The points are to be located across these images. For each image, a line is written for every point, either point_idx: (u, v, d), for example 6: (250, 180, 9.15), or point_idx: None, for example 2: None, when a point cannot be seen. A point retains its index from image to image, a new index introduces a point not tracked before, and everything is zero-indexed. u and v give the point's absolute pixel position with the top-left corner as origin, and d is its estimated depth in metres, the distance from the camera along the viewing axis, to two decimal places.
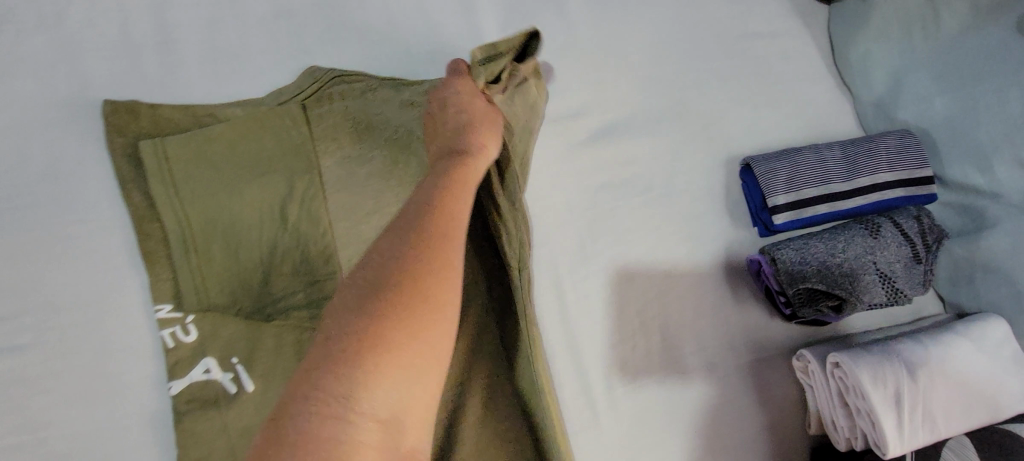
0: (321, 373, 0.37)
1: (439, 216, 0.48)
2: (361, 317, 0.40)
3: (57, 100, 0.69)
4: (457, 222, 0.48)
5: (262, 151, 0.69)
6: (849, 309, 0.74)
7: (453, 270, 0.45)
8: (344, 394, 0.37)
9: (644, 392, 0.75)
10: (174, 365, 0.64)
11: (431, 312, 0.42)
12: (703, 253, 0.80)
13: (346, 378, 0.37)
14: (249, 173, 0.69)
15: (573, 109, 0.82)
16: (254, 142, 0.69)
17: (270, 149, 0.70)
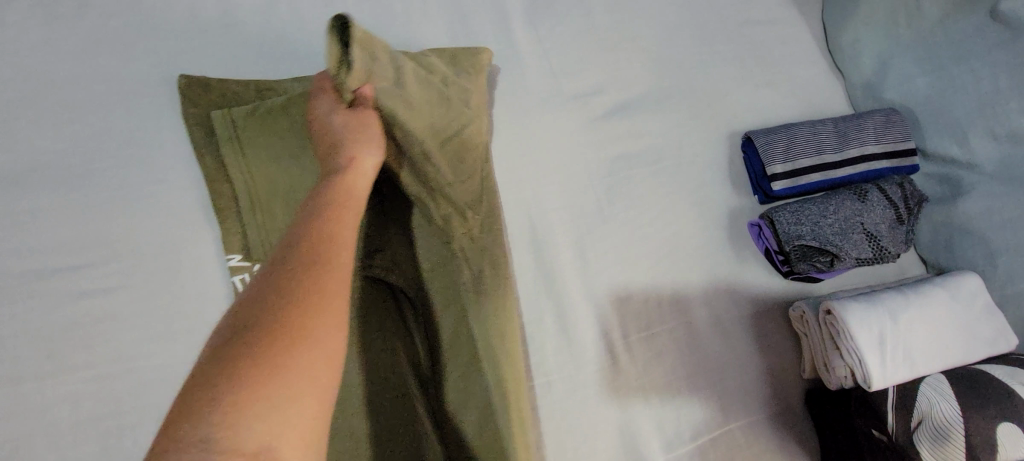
0: (181, 425, 0.34)
1: (299, 291, 0.42)
2: (204, 438, 0.34)
3: (137, 75, 0.77)
4: (328, 289, 0.43)
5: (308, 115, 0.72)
6: (839, 264, 0.83)
7: (316, 354, 0.40)
8: (204, 438, 0.34)
9: (658, 340, 0.83)
10: None
11: (293, 410, 0.37)
12: (709, 217, 0.89)
13: (206, 423, 0.34)
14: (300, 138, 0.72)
15: (591, 87, 0.91)
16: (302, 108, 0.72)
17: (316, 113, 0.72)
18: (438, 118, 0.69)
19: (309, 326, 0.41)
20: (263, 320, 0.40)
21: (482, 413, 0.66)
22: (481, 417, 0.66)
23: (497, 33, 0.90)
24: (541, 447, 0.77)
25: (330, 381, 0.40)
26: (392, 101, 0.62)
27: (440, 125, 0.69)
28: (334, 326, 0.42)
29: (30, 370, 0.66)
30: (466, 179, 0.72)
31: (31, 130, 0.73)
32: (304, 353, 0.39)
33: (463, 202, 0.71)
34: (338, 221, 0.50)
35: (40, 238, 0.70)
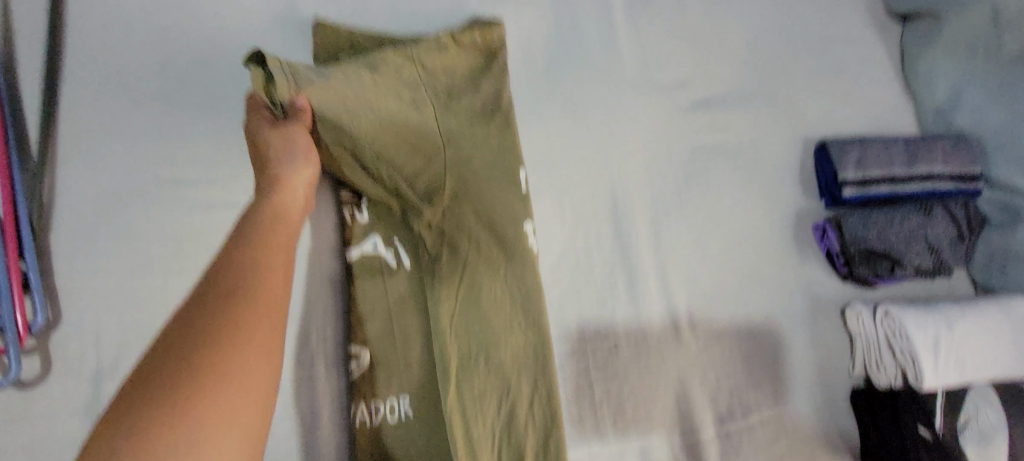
0: (120, 441, 0.41)
1: (227, 320, 0.47)
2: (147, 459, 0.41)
3: (276, 14, 0.84)
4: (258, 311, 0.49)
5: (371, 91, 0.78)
6: (900, 271, 0.88)
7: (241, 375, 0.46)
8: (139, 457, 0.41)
9: (717, 321, 0.88)
10: (352, 236, 0.81)
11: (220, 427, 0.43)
12: (777, 214, 0.94)
13: (139, 445, 0.41)
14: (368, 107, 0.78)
15: (679, 80, 0.97)
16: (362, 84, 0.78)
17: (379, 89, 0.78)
18: (397, 116, 0.75)
19: (231, 353, 0.46)
20: (191, 350, 0.45)
21: (472, 390, 0.75)
22: (461, 397, 0.74)
23: (598, 18, 0.96)
24: (602, 403, 0.82)
25: (263, 397, 0.47)
26: (333, 108, 0.71)
27: (398, 123, 0.75)
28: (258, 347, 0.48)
29: (160, 267, 0.73)
30: (427, 168, 0.78)
31: (178, 54, 0.80)
32: (225, 377, 0.45)
33: (421, 189, 0.78)
34: (270, 249, 0.54)
35: (177, 150, 0.77)
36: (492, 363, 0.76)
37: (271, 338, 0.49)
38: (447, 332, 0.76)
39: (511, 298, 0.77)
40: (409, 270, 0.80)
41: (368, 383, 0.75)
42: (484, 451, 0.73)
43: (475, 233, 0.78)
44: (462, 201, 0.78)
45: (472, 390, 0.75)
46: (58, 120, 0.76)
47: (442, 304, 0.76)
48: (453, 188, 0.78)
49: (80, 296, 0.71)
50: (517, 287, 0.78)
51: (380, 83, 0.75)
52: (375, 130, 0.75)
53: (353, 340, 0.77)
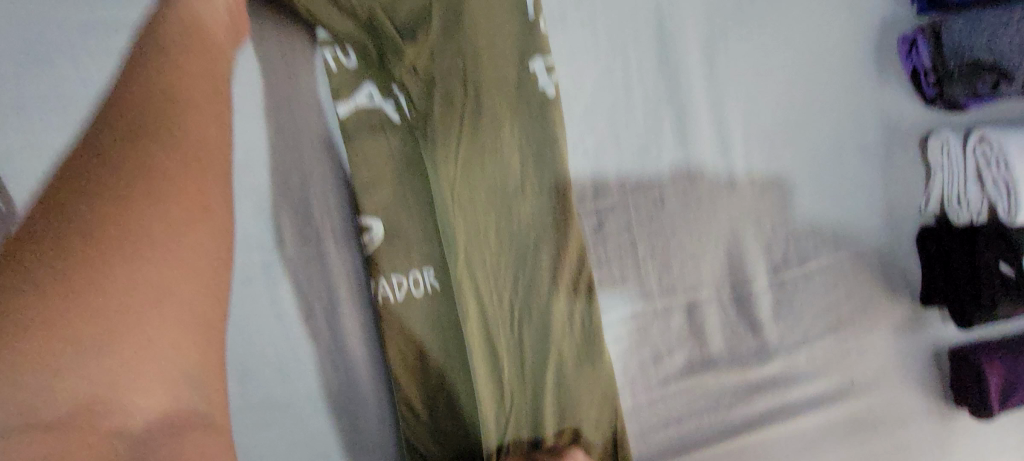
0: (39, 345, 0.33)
1: (156, 176, 0.38)
2: (89, 350, 0.34)
3: None
4: (207, 218, 0.40)
5: None
6: (1008, 86, 0.71)
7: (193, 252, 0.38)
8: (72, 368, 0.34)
9: (780, 161, 0.76)
10: (338, 87, 0.64)
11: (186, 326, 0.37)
12: (858, 30, 0.77)
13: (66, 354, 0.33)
14: None
15: None
16: None
17: None
18: None
19: (188, 251, 0.38)
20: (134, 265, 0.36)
21: (484, 265, 0.66)
22: (479, 274, 0.65)
23: None
24: (646, 261, 0.74)
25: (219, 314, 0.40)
26: None
27: None
28: (206, 215, 0.40)
29: None
30: None
31: None
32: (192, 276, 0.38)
33: (413, 22, 0.62)
34: (191, 104, 0.42)
35: None
36: (512, 233, 0.67)
37: (219, 208, 0.41)
38: (462, 202, 0.65)
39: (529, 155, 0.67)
40: (413, 125, 0.65)
41: (387, 258, 0.65)
42: (502, 333, 0.66)
43: (483, 81, 0.64)
44: (453, 39, 0.63)
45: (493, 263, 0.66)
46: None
47: (449, 169, 0.64)
48: (463, 21, 0.63)
49: (33, 180, 0.59)
50: (529, 139, 0.67)
51: None
52: None
53: (362, 211, 0.65)
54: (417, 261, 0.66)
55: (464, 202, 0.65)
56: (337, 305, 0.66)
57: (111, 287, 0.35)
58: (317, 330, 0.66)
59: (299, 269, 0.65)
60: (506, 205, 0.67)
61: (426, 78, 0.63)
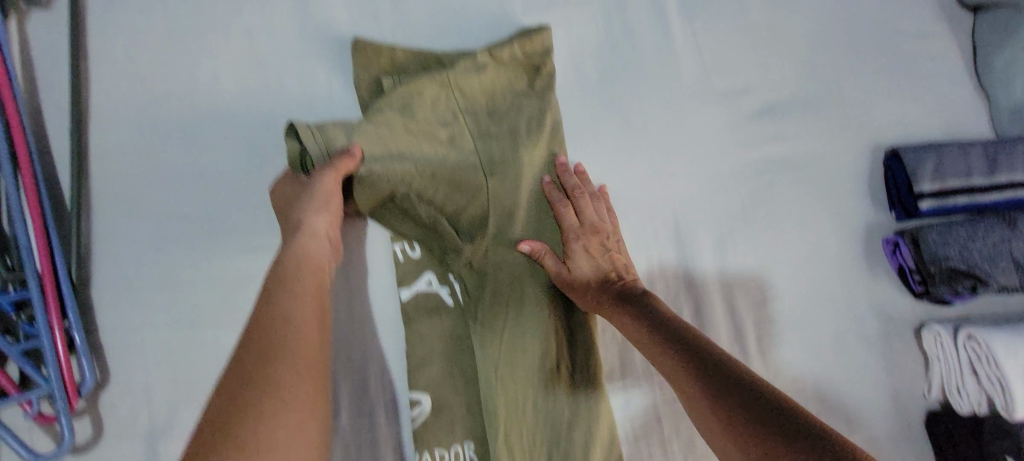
0: None
1: (290, 357, 0.48)
2: None
3: (307, 36, 0.77)
4: (319, 387, 0.48)
5: (413, 141, 0.72)
6: (982, 289, 0.82)
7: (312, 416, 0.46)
8: None
9: (789, 347, 0.84)
10: (404, 275, 0.75)
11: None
12: (846, 231, 0.89)
13: None
14: (420, 145, 0.72)
15: (740, 85, 0.90)
16: (411, 139, 0.72)
17: (423, 138, 0.73)
18: (450, 174, 0.73)
19: (310, 415, 0.46)
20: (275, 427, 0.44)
21: (519, 439, 0.71)
22: (517, 446, 0.71)
23: (647, 32, 0.89)
24: (672, 440, 0.78)
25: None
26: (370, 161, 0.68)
27: (447, 172, 0.73)
28: (319, 385, 0.48)
29: (210, 318, 0.68)
30: (470, 202, 0.74)
31: (207, 73, 0.73)
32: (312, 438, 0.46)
33: (468, 225, 0.74)
34: (306, 296, 0.54)
35: (215, 189, 0.71)
36: (547, 406, 0.73)
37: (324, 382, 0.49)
38: (505, 376, 0.72)
39: (562, 337, 0.75)
40: (464, 308, 0.75)
41: (432, 431, 0.71)
42: None
43: (524, 272, 0.76)
44: (504, 241, 0.75)
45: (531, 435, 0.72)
46: (87, 144, 0.69)
47: (497, 349, 0.73)
48: (510, 225, 0.75)
49: (125, 352, 0.67)
50: (563, 319, 0.76)
51: (412, 135, 0.72)
52: (429, 181, 0.72)
53: (414, 386, 0.72)
54: (461, 434, 0.72)
55: (507, 376, 0.72)
56: None
57: (261, 447, 0.42)
58: None
59: (351, 439, 0.70)
60: (544, 384, 0.73)
61: (476, 270, 0.75)
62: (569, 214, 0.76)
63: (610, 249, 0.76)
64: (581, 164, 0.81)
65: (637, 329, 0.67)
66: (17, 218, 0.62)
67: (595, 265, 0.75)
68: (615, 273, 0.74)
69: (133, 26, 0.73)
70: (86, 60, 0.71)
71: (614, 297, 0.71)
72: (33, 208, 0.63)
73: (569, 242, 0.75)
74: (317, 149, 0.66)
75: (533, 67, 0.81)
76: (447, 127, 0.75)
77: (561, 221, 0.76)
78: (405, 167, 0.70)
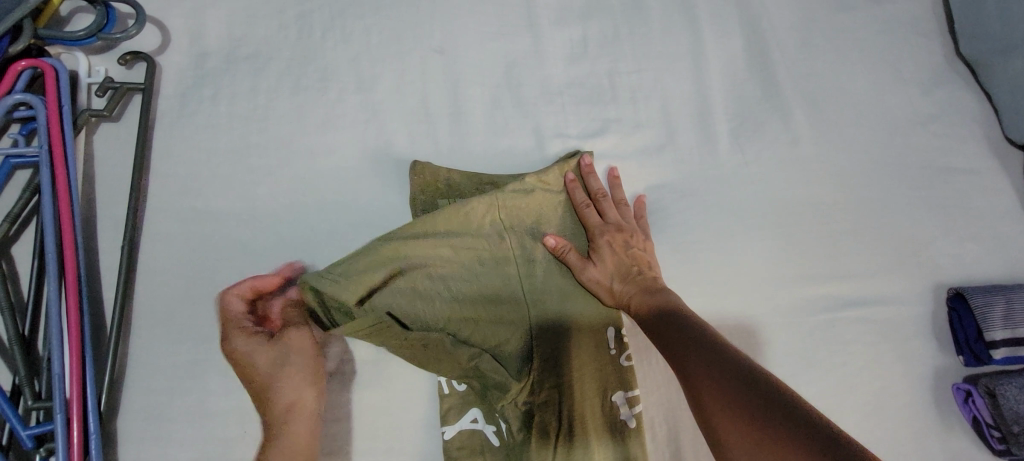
0: None
1: None
2: None
3: (367, 155, 0.78)
4: None
5: (449, 272, 0.72)
6: None
7: None
8: None
9: None
10: (447, 411, 0.70)
11: None
12: (912, 375, 0.83)
13: None
14: (458, 276, 0.72)
15: (794, 214, 0.88)
16: (449, 270, 0.72)
17: (461, 266, 0.72)
18: (488, 305, 0.72)
19: None
20: None
21: None
22: None
23: (699, 158, 0.89)
24: None
25: None
26: (403, 300, 0.69)
27: (484, 303, 0.72)
28: None
29: (240, 453, 0.64)
30: (512, 334, 0.72)
31: (266, 191, 0.73)
32: None
33: (512, 357, 0.72)
34: None
35: (259, 312, 0.68)
36: None
37: None
38: None
39: None
40: (509, 450, 0.69)
41: None
42: None
43: (573, 410, 0.70)
44: (554, 376, 0.71)
45: None
46: (136, 261, 0.68)
47: None
48: (554, 358, 0.72)
49: None
50: (602, 381, 0.73)
51: (450, 266, 0.72)
52: (468, 314, 0.71)
53: None
54: None
55: None
56: None
57: None
58: None
59: None
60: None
61: (522, 409, 0.70)
62: (593, 214, 0.79)
63: (633, 246, 0.79)
64: (615, 168, 0.85)
65: (663, 321, 0.72)
66: (55, 342, 0.58)
67: (619, 261, 0.77)
68: (637, 269, 0.77)
69: (198, 141, 0.74)
70: (146, 173, 0.72)
71: (638, 289, 0.76)
72: (72, 333, 0.59)
73: (596, 238, 0.77)
74: (334, 296, 0.66)
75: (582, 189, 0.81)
76: (488, 255, 0.73)
77: (586, 220, 0.78)
78: (445, 301, 0.71)
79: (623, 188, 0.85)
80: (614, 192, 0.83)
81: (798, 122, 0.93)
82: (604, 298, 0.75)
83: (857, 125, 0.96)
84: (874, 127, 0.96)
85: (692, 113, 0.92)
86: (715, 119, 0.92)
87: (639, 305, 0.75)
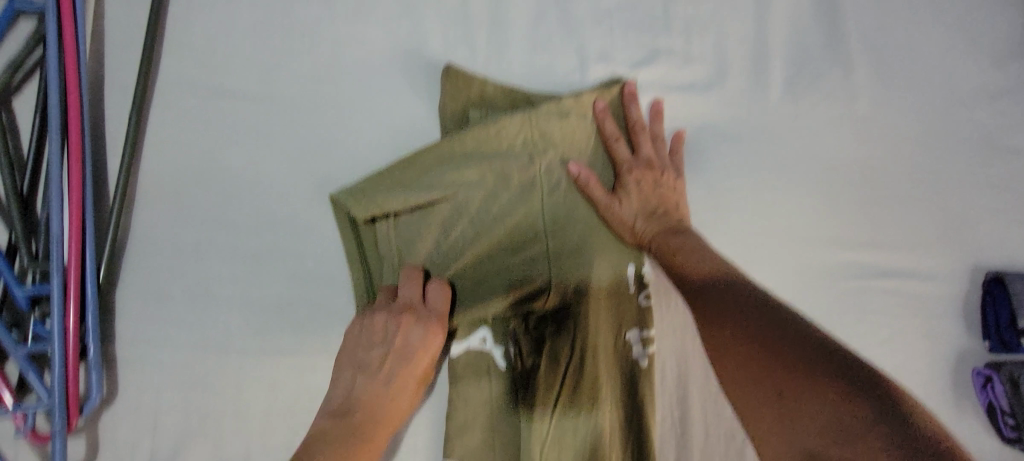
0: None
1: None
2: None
3: (396, 52, 0.72)
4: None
5: (471, 194, 0.68)
6: None
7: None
8: None
9: None
10: (456, 326, 0.68)
11: None
12: (934, 354, 0.80)
13: None
14: (479, 200, 0.69)
15: (838, 174, 0.83)
16: (470, 193, 0.68)
17: (483, 190, 0.69)
18: (508, 231, 0.69)
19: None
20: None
21: None
22: None
23: (748, 102, 0.83)
24: None
25: None
26: (420, 219, 0.67)
27: (504, 229, 0.69)
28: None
29: (238, 342, 0.61)
30: (529, 262, 0.69)
31: (285, 76, 0.68)
32: None
33: (528, 285, 0.69)
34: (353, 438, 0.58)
35: (268, 202, 0.64)
36: None
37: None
38: (551, 434, 0.67)
39: (617, 408, 0.69)
40: (514, 374, 0.67)
41: None
42: None
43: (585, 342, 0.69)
44: (569, 305, 0.69)
45: None
46: (144, 132, 0.64)
47: (547, 420, 0.67)
48: (570, 288, 0.70)
49: (138, 366, 0.59)
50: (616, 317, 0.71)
51: (473, 190, 0.68)
52: (485, 238, 0.69)
53: (449, 453, 0.65)
54: None
55: (552, 438, 0.67)
56: None
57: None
58: None
59: None
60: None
61: (532, 334, 0.68)
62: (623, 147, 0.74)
63: (664, 185, 0.74)
64: (659, 100, 0.79)
65: (683, 268, 0.71)
66: (56, 201, 0.55)
67: (643, 198, 0.73)
68: (661, 209, 0.73)
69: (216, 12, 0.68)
70: (161, 41, 0.66)
71: (663, 230, 0.72)
72: (75, 194, 0.56)
73: (622, 173, 0.73)
74: (359, 210, 0.64)
75: (619, 117, 0.76)
76: (512, 180, 0.69)
77: (614, 154, 0.73)
78: (464, 223, 0.68)
79: (664, 124, 0.80)
80: (653, 126, 0.79)
81: (859, 78, 0.87)
82: (626, 235, 0.72)
83: (920, 89, 0.89)
84: (938, 94, 0.89)
85: (747, 53, 0.85)
86: (771, 64, 0.85)
87: (661, 246, 0.71)
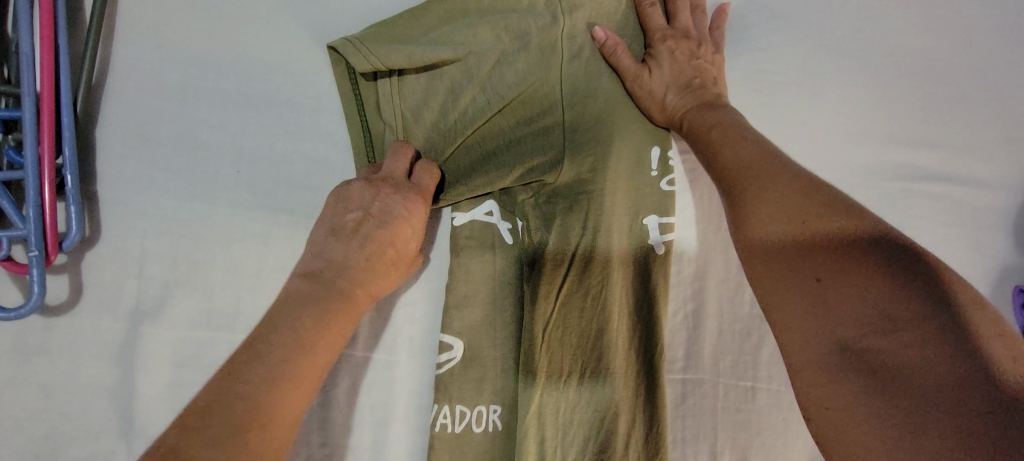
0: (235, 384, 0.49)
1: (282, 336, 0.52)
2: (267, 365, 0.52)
3: None
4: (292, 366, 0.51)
5: (483, 52, 0.59)
6: None
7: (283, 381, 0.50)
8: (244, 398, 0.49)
9: None
10: (462, 197, 0.64)
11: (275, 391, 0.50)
12: (979, 267, 0.73)
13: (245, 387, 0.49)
14: (492, 60, 0.60)
15: (895, 64, 0.74)
16: (483, 51, 0.59)
17: (497, 48, 0.60)
18: (523, 99, 0.61)
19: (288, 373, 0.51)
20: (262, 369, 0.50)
21: (557, 415, 0.61)
22: (556, 404, 0.61)
23: None
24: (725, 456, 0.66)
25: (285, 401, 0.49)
26: (425, 80, 0.59)
27: (519, 97, 0.61)
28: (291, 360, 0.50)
29: (227, 193, 0.58)
30: (546, 135, 0.62)
31: None
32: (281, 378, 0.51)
33: (543, 162, 0.62)
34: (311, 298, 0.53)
35: (264, 50, 0.60)
36: (591, 367, 0.62)
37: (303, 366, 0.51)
38: (556, 317, 0.62)
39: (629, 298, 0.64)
40: (521, 252, 0.64)
41: (456, 385, 0.61)
42: None
43: (601, 225, 0.63)
44: (586, 184, 0.63)
45: (576, 397, 0.62)
46: None
47: (554, 303, 0.62)
48: (590, 167, 0.62)
49: (121, 210, 0.56)
50: (637, 200, 0.65)
51: (487, 50, 0.59)
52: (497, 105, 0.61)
53: (447, 326, 0.62)
54: (498, 391, 0.62)
55: (557, 321, 0.62)
56: (389, 422, 0.62)
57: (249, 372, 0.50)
58: (358, 445, 0.61)
59: (359, 374, 0.62)
60: (596, 359, 0.62)
61: (543, 210, 0.64)
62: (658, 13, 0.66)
63: (699, 58, 0.67)
64: None
65: (725, 149, 0.62)
66: (23, 16, 0.50)
67: (677, 70, 0.66)
68: (697, 83, 0.66)
69: None
70: None
71: (696, 106, 0.65)
72: (44, 9, 0.51)
73: (655, 42, 0.66)
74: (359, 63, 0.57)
75: None
76: (533, 39, 0.60)
77: (647, 20, 0.66)
78: (475, 87, 0.60)
79: None
80: None
81: None
82: (654, 111, 0.65)
83: None
84: None
85: None
86: None
87: (693, 121, 0.64)
